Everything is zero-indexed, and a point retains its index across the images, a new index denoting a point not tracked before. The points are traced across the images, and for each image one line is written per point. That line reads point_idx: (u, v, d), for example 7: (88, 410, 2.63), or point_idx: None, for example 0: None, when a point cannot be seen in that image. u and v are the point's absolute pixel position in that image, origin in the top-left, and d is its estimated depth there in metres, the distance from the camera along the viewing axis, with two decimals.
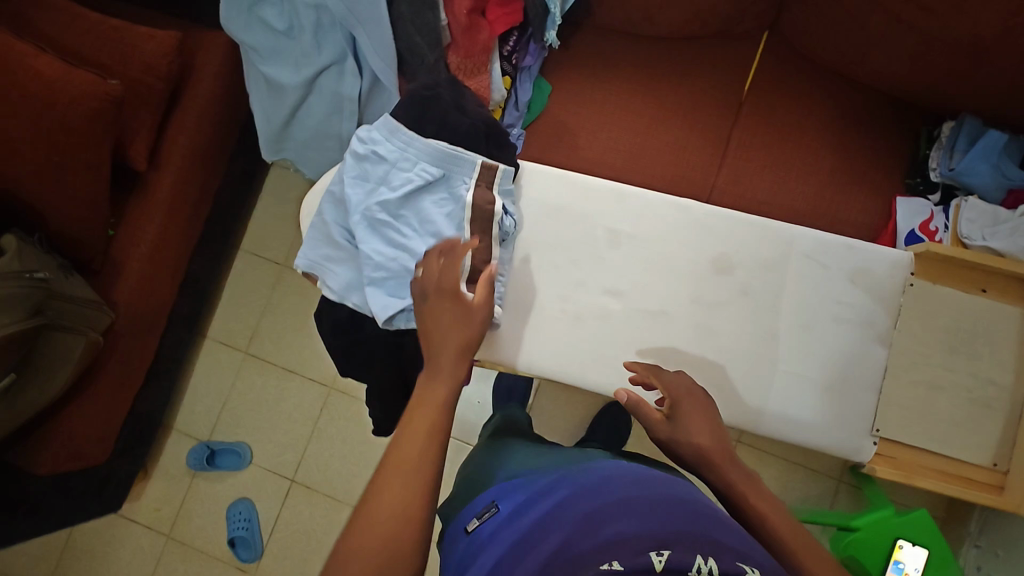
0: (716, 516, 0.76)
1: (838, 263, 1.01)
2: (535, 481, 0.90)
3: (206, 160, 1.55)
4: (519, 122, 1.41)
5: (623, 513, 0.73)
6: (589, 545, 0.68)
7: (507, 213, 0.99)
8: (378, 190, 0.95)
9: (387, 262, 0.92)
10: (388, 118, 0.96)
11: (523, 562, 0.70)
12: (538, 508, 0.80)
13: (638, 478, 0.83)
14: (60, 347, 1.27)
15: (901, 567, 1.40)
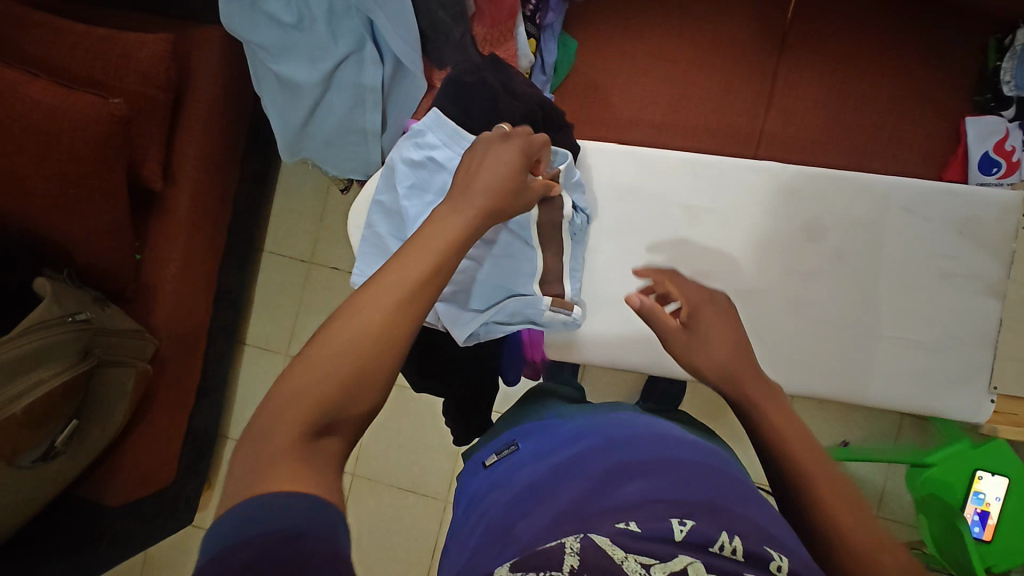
0: (750, 495, 0.67)
1: (945, 215, 0.94)
2: (563, 429, 0.86)
3: (220, 166, 1.47)
4: (548, 87, 1.29)
5: (654, 475, 0.66)
6: (610, 503, 0.63)
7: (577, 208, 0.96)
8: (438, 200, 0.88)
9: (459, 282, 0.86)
10: (439, 117, 0.87)
11: (536, 513, 0.67)
12: (561, 458, 0.76)
13: (678, 443, 0.76)
14: (113, 383, 1.25)
15: (981, 497, 1.40)
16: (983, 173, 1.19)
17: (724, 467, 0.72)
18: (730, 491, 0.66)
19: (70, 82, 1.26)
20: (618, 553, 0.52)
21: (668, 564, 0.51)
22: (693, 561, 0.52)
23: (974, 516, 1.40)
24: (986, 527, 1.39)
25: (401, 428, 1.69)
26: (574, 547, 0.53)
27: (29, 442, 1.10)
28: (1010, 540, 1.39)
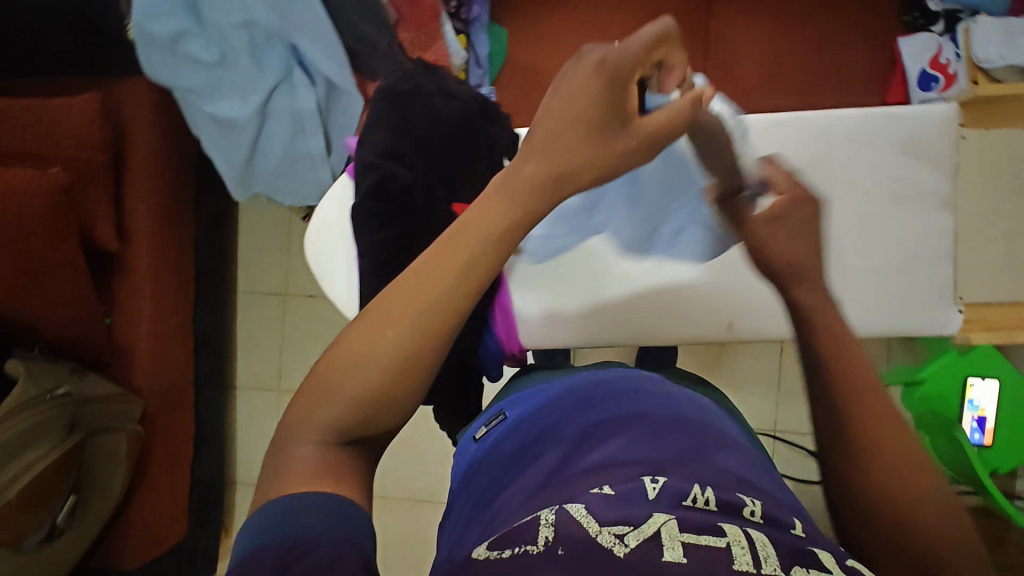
0: (721, 448, 0.67)
1: (888, 137, 0.85)
2: (541, 401, 0.85)
3: (173, 216, 1.45)
4: (486, 80, 1.29)
5: (628, 442, 0.66)
6: (584, 474, 0.61)
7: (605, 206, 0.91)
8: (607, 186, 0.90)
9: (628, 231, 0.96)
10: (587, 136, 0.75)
11: (516, 492, 0.65)
12: (539, 435, 0.75)
13: (649, 402, 0.75)
14: (106, 451, 1.24)
15: (976, 404, 1.43)
16: (923, 89, 1.18)
17: (698, 422, 0.71)
18: (702, 446, 0.65)
19: (5, 159, 1.23)
20: (594, 528, 0.48)
21: (640, 528, 0.48)
22: (667, 519, 0.49)
23: (973, 422, 1.43)
24: (986, 432, 1.42)
25: (407, 439, 1.69)
26: (548, 522, 0.49)
27: (32, 525, 1.09)
28: (1008, 440, 1.43)
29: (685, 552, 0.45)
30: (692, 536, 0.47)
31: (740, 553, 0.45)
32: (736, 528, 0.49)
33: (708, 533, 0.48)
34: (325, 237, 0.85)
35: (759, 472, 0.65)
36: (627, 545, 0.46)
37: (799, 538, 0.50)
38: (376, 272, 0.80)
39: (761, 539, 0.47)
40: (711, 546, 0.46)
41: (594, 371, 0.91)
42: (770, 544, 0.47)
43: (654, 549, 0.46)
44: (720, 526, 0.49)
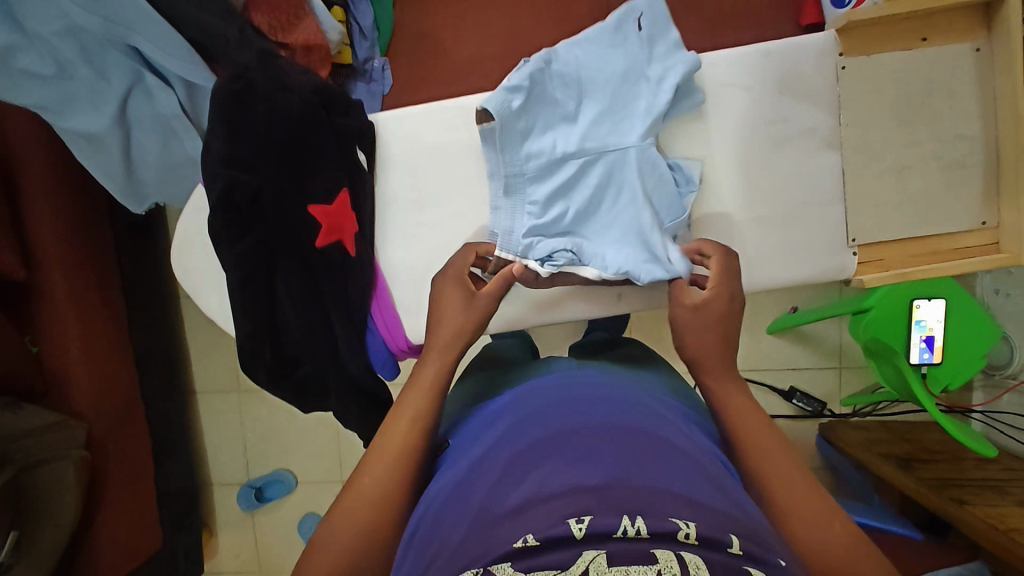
0: (668, 453, 0.56)
1: (761, 78, 0.75)
2: (477, 413, 0.73)
3: (84, 234, 1.38)
4: (376, 50, 1.20)
5: (559, 459, 0.55)
6: (508, 511, 0.51)
7: (531, 191, 0.75)
8: (555, 142, 0.75)
9: (545, 155, 0.74)
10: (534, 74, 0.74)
11: (433, 526, 0.54)
12: (466, 451, 0.64)
13: (589, 402, 0.64)
14: (51, 478, 1.24)
15: (923, 325, 1.37)
16: None
17: (644, 424, 0.60)
18: (642, 457, 0.55)
19: None
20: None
21: (568, 570, 0.43)
22: (596, 554, 0.44)
23: (921, 343, 1.37)
24: (935, 350, 1.37)
25: None
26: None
27: None
28: (955, 356, 1.39)
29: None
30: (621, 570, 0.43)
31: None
32: (668, 553, 0.44)
33: (639, 562, 0.44)
34: (192, 253, 0.81)
35: (700, 468, 0.56)
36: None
37: (733, 558, 0.45)
38: (244, 285, 0.74)
39: (694, 562, 0.44)
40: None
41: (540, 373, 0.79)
42: (703, 564, 0.44)
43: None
44: (652, 554, 0.44)
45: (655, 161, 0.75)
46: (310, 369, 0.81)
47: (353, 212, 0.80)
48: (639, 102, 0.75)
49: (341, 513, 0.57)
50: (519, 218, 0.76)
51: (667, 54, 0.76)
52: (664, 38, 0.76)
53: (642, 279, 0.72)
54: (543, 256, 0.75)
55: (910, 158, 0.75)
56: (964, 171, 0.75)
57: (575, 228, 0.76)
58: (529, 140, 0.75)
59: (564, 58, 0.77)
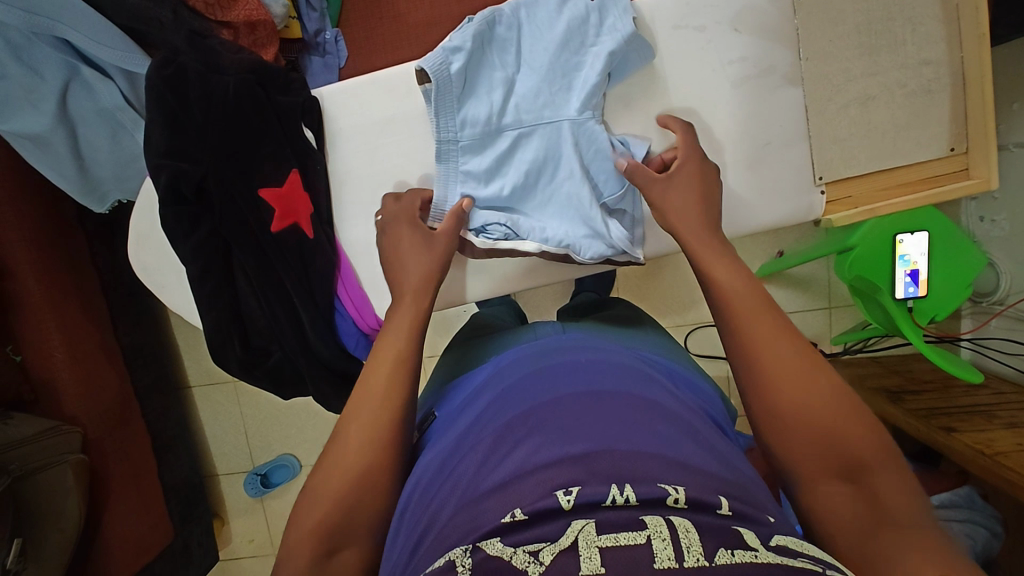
0: (657, 422, 0.54)
1: (715, 16, 0.72)
2: (469, 388, 0.71)
3: (54, 236, 1.33)
4: (327, 21, 1.14)
5: (543, 433, 0.53)
6: (493, 487, 0.49)
7: (466, 162, 0.75)
8: (494, 107, 0.73)
9: (482, 124, 0.73)
10: (477, 31, 0.71)
11: (424, 508, 0.53)
12: (453, 433, 0.61)
13: (575, 373, 0.62)
14: (48, 485, 1.25)
15: (907, 259, 1.36)
16: None
17: (631, 392, 0.58)
18: (630, 425, 0.53)
19: None
20: (503, 550, 0.41)
21: (557, 541, 0.41)
22: (585, 523, 0.42)
23: (906, 278, 1.37)
24: (920, 284, 1.36)
25: None
26: (465, 567, 0.40)
27: None
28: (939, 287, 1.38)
29: (605, 558, 0.39)
30: (611, 538, 0.40)
31: (661, 548, 0.39)
32: (658, 518, 0.42)
33: (628, 528, 0.41)
34: (149, 248, 0.79)
35: (687, 435, 0.54)
36: (541, 563, 0.39)
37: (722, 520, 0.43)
38: (204, 277, 0.74)
39: (683, 525, 0.41)
40: (629, 545, 0.40)
41: (529, 342, 0.77)
42: (692, 526, 0.41)
43: (570, 562, 0.39)
44: (641, 520, 0.42)
45: (596, 133, 0.73)
46: (281, 354, 0.81)
47: (305, 193, 0.77)
48: (580, 73, 0.72)
49: (324, 481, 0.56)
50: (453, 190, 0.76)
51: (615, 22, 0.70)
52: (615, 6, 0.71)
53: (585, 254, 0.74)
54: (478, 228, 0.76)
55: (873, 88, 0.72)
56: (931, 98, 0.72)
57: (507, 203, 0.77)
58: (465, 109, 0.73)
59: (506, 15, 0.73)
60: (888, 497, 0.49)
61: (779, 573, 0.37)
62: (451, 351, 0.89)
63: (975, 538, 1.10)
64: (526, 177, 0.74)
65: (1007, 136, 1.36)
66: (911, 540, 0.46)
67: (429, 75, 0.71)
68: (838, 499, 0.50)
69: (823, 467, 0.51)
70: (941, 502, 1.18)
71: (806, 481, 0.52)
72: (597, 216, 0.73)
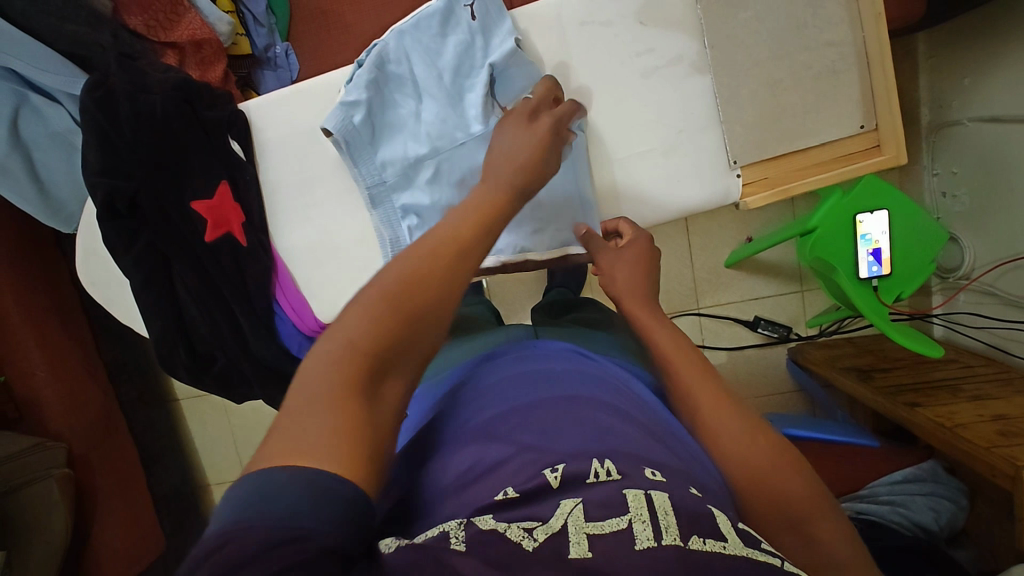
0: (629, 412, 0.55)
1: (619, 11, 0.74)
2: (441, 389, 0.70)
3: (32, 260, 1.38)
4: (276, 36, 1.18)
5: (523, 424, 0.53)
6: (478, 472, 0.48)
7: (401, 202, 0.77)
8: (409, 141, 0.76)
9: (405, 159, 0.76)
10: (369, 78, 0.74)
11: (398, 499, 0.51)
12: (425, 425, 0.61)
13: (556, 372, 0.62)
14: (36, 500, 1.29)
15: (869, 239, 1.37)
16: None
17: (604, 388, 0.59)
18: (603, 413, 0.53)
19: None
20: (498, 524, 0.40)
21: (548, 521, 0.41)
22: (575, 504, 0.42)
23: (869, 257, 1.38)
24: (883, 262, 1.37)
25: None
26: (459, 539, 0.39)
27: None
28: (904, 266, 1.39)
29: (592, 543, 0.38)
30: (598, 524, 0.39)
31: (641, 531, 0.38)
32: (638, 494, 0.41)
33: (613, 511, 0.40)
34: (96, 262, 0.82)
35: (653, 423, 0.54)
36: (535, 539, 0.39)
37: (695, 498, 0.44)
38: (145, 286, 0.78)
39: (662, 505, 0.41)
40: (614, 531, 0.39)
41: (515, 345, 0.76)
42: (671, 508, 0.41)
43: (560, 544, 0.38)
44: (622, 496, 0.41)
45: None
46: (226, 360, 0.84)
47: (236, 205, 0.80)
48: (474, 82, 0.75)
49: (384, 297, 0.44)
50: (399, 227, 0.78)
51: (500, 43, 0.74)
52: (498, 28, 0.74)
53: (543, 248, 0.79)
54: None
55: (780, 73, 0.74)
56: (838, 79, 0.74)
57: None
58: (379, 152, 0.77)
59: (393, 51, 0.76)
60: (836, 544, 0.46)
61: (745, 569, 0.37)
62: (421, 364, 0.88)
63: (938, 511, 1.11)
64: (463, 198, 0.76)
65: (961, 110, 1.36)
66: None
67: (335, 134, 0.75)
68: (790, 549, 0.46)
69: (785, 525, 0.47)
70: (905, 476, 1.18)
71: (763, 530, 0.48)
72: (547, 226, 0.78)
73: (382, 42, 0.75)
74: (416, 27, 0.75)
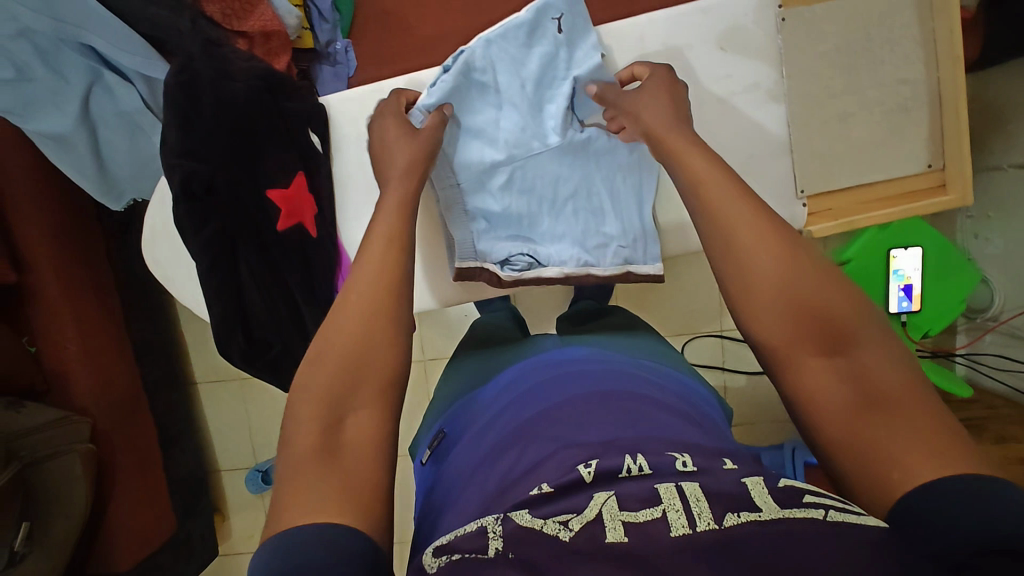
0: (660, 413, 0.58)
1: (700, 36, 0.75)
2: (475, 404, 0.73)
3: (73, 234, 1.39)
4: (338, 33, 1.19)
5: (563, 426, 0.56)
6: (521, 474, 0.51)
7: (477, 213, 0.80)
8: (485, 149, 0.79)
9: (484, 167, 0.79)
10: (454, 81, 0.75)
11: (454, 509, 0.55)
12: (472, 437, 0.65)
13: (579, 379, 0.65)
14: (59, 472, 1.29)
15: (901, 274, 1.38)
16: None
17: (634, 390, 0.62)
18: (634, 414, 0.57)
19: None
20: (534, 521, 0.43)
21: (583, 512, 0.44)
22: (608, 496, 0.45)
23: (900, 293, 1.39)
24: (913, 298, 1.38)
25: None
26: (496, 535, 0.43)
27: None
28: (934, 303, 1.41)
29: (627, 528, 0.42)
30: (632, 513, 0.43)
31: (675, 518, 0.42)
32: (670, 486, 0.45)
33: (647, 502, 0.43)
34: (165, 246, 0.84)
35: (679, 422, 0.58)
36: (572, 529, 0.42)
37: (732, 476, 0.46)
38: (212, 269, 0.77)
39: (692, 492, 0.43)
40: (648, 519, 0.42)
41: (533, 357, 0.79)
42: (702, 494, 0.43)
43: (597, 533, 0.42)
44: (655, 490, 0.45)
45: (581, 147, 0.79)
46: (284, 343, 0.84)
47: (309, 195, 0.83)
48: (558, 94, 0.78)
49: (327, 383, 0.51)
50: (470, 232, 0.80)
51: (584, 56, 0.76)
52: (583, 41, 0.75)
53: (604, 263, 0.81)
54: (502, 259, 0.81)
55: (851, 107, 0.76)
56: (908, 116, 0.76)
57: (518, 234, 0.82)
58: (460, 157, 0.78)
59: (480, 59, 0.76)
60: (876, 371, 0.46)
61: (781, 528, 0.39)
62: (447, 378, 0.89)
63: None
64: (530, 206, 0.81)
65: (1000, 156, 1.38)
66: (897, 416, 0.44)
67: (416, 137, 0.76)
68: (818, 367, 0.48)
69: (818, 350, 0.49)
70: None
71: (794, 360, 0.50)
72: (610, 241, 0.81)
73: (469, 49, 0.75)
74: (503, 37, 0.76)
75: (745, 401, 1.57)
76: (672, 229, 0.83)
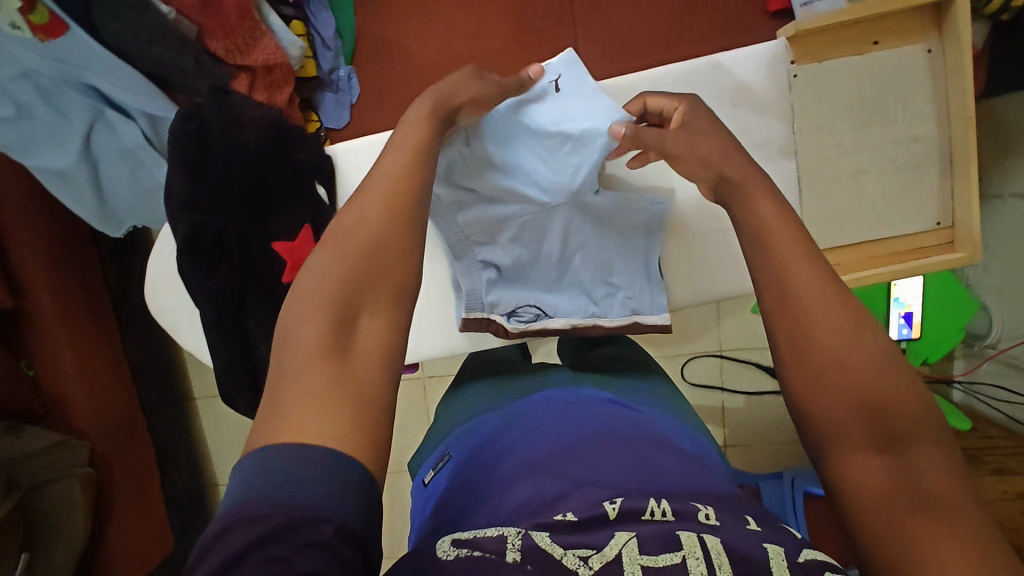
0: (670, 456, 0.56)
1: (711, 93, 0.76)
2: (487, 427, 0.68)
3: (70, 257, 1.37)
4: (340, 60, 1.18)
5: (579, 465, 0.53)
6: (539, 512, 0.48)
7: (484, 263, 0.80)
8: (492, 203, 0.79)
9: (490, 222, 0.79)
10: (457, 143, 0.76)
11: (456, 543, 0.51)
12: (481, 462, 0.60)
13: (602, 420, 0.62)
14: (59, 497, 1.29)
15: (902, 303, 1.39)
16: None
17: (648, 436, 0.60)
18: (648, 459, 0.55)
19: None
20: (555, 548, 0.43)
21: (603, 550, 0.42)
22: (630, 537, 0.43)
23: (900, 320, 1.39)
24: (913, 326, 1.39)
25: None
26: (516, 545, 0.43)
27: None
28: (935, 332, 1.40)
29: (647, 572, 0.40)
30: (652, 557, 0.41)
31: (694, 566, 0.40)
32: (692, 534, 0.43)
33: (667, 545, 0.42)
34: (169, 291, 0.83)
35: (693, 467, 0.56)
36: (592, 567, 0.41)
37: (752, 533, 0.45)
38: (218, 322, 0.78)
39: (714, 545, 0.42)
40: (668, 564, 0.41)
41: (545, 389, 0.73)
42: (723, 548, 0.42)
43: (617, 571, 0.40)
44: (677, 535, 0.43)
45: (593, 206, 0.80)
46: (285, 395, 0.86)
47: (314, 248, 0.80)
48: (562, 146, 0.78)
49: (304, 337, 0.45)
50: (478, 280, 0.80)
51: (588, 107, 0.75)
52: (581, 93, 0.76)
53: (611, 315, 0.80)
54: (509, 310, 0.80)
55: (865, 162, 0.76)
56: (920, 172, 0.75)
57: (525, 282, 0.82)
58: (466, 214, 0.79)
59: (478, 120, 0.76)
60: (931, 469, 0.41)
61: None
62: (454, 396, 0.83)
63: None
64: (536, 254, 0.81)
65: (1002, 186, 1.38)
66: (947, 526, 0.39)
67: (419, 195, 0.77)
68: (869, 471, 0.43)
69: (865, 435, 0.44)
70: None
71: (834, 440, 0.45)
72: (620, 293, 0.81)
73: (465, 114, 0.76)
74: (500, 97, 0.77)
75: (744, 424, 1.57)
76: (679, 277, 0.84)
